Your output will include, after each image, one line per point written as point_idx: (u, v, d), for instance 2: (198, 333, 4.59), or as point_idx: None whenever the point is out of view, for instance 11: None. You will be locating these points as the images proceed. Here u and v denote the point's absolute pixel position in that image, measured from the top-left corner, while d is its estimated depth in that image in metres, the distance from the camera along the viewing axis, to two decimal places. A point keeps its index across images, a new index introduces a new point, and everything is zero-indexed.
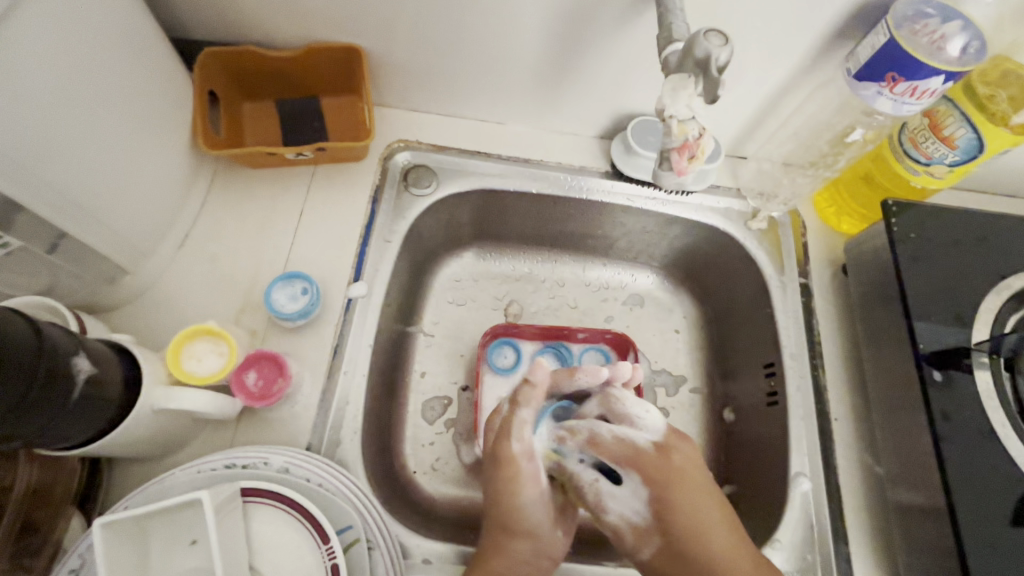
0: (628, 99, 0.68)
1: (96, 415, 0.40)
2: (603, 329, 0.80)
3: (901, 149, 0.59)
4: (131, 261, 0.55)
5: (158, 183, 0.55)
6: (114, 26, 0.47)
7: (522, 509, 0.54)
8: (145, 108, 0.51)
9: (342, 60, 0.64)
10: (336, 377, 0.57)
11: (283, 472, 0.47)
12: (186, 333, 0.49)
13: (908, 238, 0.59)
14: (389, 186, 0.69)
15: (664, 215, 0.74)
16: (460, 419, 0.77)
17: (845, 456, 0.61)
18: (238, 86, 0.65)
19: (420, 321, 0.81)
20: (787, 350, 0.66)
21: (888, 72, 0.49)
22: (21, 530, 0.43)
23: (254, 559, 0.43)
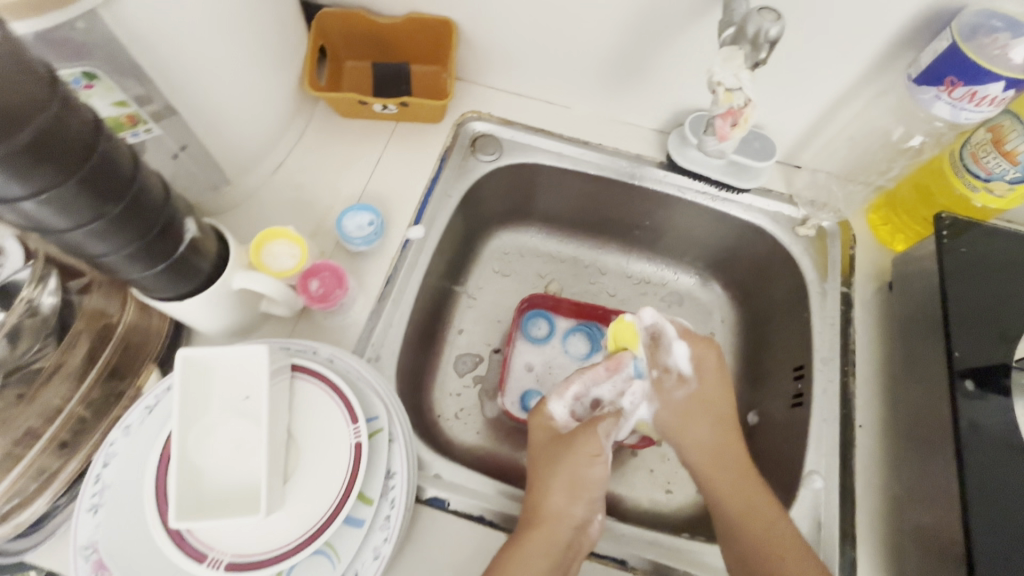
0: (691, 94, 0.71)
1: (190, 274, 0.48)
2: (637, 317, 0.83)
3: (959, 164, 0.59)
4: (234, 175, 0.65)
5: (269, 114, 0.64)
6: None
7: (585, 482, 0.58)
8: (272, 44, 0.61)
9: (435, 31, 0.72)
10: (385, 303, 0.63)
11: (328, 362, 0.53)
12: (269, 233, 0.57)
13: (957, 252, 0.58)
14: (457, 150, 0.76)
15: (713, 211, 0.76)
16: (488, 377, 0.82)
17: (867, 465, 0.60)
18: (344, 47, 0.75)
19: (466, 283, 0.86)
20: (818, 353, 0.66)
21: (947, 77, 0.51)
22: (111, 372, 0.53)
23: (292, 425, 0.48)
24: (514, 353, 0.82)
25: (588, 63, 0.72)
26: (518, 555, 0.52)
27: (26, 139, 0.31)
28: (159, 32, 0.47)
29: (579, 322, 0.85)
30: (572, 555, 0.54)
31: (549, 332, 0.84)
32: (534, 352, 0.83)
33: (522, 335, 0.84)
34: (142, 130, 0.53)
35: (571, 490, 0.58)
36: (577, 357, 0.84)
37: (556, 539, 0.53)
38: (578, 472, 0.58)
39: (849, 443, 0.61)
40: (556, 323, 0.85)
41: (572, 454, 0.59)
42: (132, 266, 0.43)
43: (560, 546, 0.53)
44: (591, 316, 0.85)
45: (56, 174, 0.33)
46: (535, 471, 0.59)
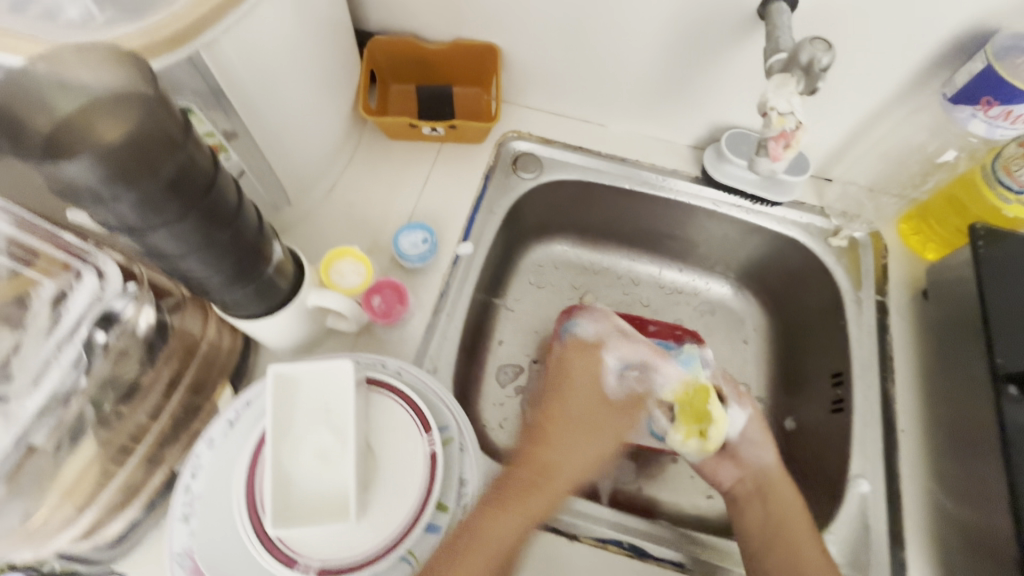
0: (726, 112, 0.74)
1: (270, 293, 0.51)
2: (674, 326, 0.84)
3: (992, 177, 0.62)
4: (294, 197, 0.68)
5: (326, 138, 0.68)
6: (330, 10, 0.60)
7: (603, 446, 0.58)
8: (333, 73, 0.64)
9: (479, 56, 0.76)
10: (440, 317, 0.66)
11: (396, 375, 0.56)
12: (337, 252, 0.60)
13: (993, 259, 0.61)
14: (500, 169, 0.79)
15: (746, 223, 0.79)
16: (529, 387, 0.84)
17: (910, 469, 0.62)
18: (391, 71, 0.78)
19: (505, 295, 0.89)
20: (857, 360, 0.68)
21: (983, 97, 0.53)
22: (195, 388, 0.53)
23: (369, 436, 0.51)
24: None
25: (626, 84, 0.75)
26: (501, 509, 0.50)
27: (168, 175, 0.34)
28: (245, 67, 0.50)
29: None
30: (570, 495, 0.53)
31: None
32: None
33: None
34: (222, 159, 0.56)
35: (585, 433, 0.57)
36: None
37: (552, 492, 0.52)
38: (603, 450, 0.57)
39: (892, 447, 0.63)
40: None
41: (584, 358, 0.64)
42: (229, 288, 0.46)
43: (559, 484, 0.53)
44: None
45: (189, 207, 0.36)
46: (557, 409, 0.59)
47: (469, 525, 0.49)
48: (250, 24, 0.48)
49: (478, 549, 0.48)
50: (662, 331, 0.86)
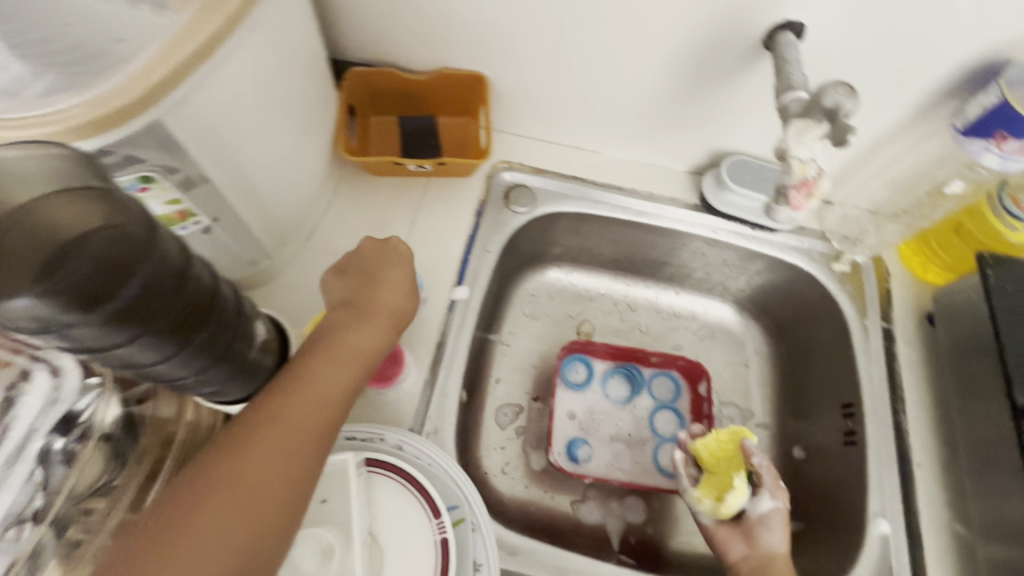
0: (725, 139, 0.72)
1: (254, 375, 0.46)
2: (676, 356, 0.83)
3: (999, 206, 0.60)
4: (272, 249, 0.62)
5: (304, 183, 0.62)
6: (303, 48, 0.55)
7: None
8: (309, 114, 0.59)
9: (466, 85, 0.71)
10: (438, 372, 0.62)
11: (396, 449, 0.52)
12: (326, 313, 0.55)
13: (1004, 290, 0.59)
14: (492, 203, 0.74)
15: (747, 250, 0.77)
16: (531, 427, 0.81)
17: (928, 504, 0.61)
18: (371, 103, 0.73)
19: (500, 330, 0.85)
20: (868, 392, 0.67)
21: (998, 130, 0.52)
22: None
23: (372, 525, 0.46)
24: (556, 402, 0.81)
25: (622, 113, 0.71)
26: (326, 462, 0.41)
27: (133, 294, 0.29)
28: (216, 124, 0.45)
29: (617, 364, 0.84)
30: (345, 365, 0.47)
31: (587, 376, 0.83)
32: (575, 399, 0.82)
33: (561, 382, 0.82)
34: (191, 224, 0.50)
35: None
36: (618, 402, 0.82)
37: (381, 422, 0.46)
38: (405, 276, 0.56)
39: (909, 484, 0.62)
40: (594, 367, 0.84)
41: (388, 261, 0.56)
42: (209, 380, 0.41)
43: (382, 316, 0.52)
44: (629, 357, 0.83)
45: (160, 318, 0.31)
46: (386, 267, 0.56)
47: (262, 406, 0.42)
48: (218, 78, 0.43)
49: (284, 429, 0.41)
50: (665, 361, 0.83)
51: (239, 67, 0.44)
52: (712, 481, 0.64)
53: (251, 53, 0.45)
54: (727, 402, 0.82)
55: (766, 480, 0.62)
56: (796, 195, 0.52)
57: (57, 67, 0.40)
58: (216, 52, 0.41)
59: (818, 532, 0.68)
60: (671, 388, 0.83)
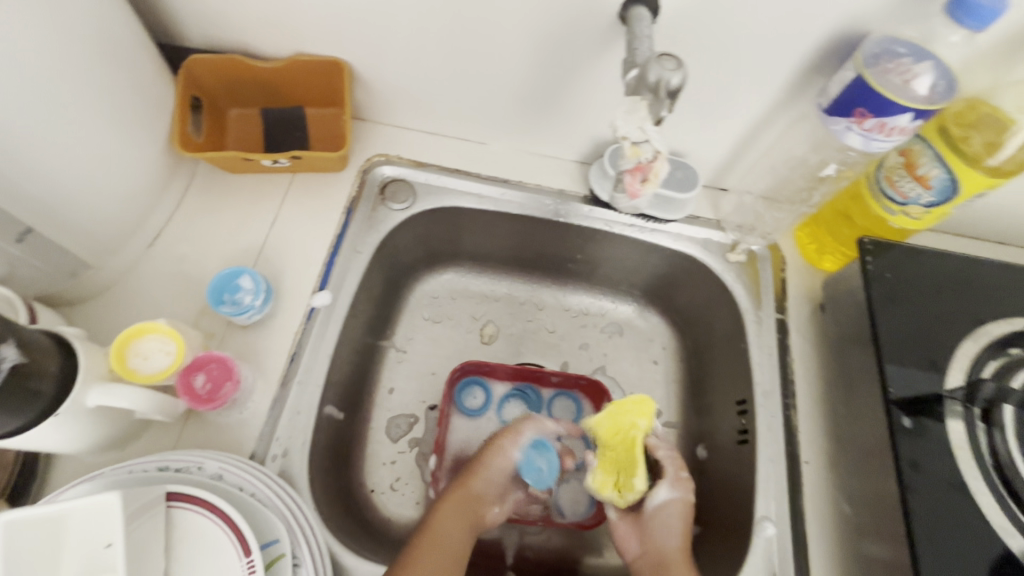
0: (607, 125, 0.68)
1: (21, 407, 0.39)
2: (578, 375, 0.78)
3: (877, 187, 0.57)
4: (96, 256, 0.55)
5: (131, 183, 0.56)
6: (99, 31, 0.49)
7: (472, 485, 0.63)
8: (123, 107, 0.52)
9: (325, 72, 0.65)
10: (290, 387, 0.56)
11: (215, 478, 0.46)
12: (135, 331, 0.49)
13: (882, 277, 0.57)
14: (365, 200, 0.69)
15: (642, 242, 0.73)
16: (426, 439, 0.75)
17: (816, 503, 0.58)
18: (226, 94, 0.67)
19: (394, 336, 0.79)
20: (759, 387, 0.64)
21: (857, 108, 0.49)
22: None
23: (170, 567, 0.41)
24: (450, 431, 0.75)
25: (496, 100, 0.67)
26: (427, 554, 0.54)
27: None
28: None
29: (516, 386, 0.79)
30: (472, 526, 0.60)
31: (484, 402, 0.77)
32: (472, 427, 0.76)
33: (455, 409, 0.76)
34: None
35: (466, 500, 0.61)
36: None
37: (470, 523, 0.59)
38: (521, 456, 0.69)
39: (798, 483, 0.59)
40: (492, 390, 0.78)
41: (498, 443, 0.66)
42: None
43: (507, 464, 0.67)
44: (527, 378, 0.78)
45: None
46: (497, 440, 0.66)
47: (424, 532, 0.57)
48: None
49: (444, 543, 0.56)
50: (566, 381, 0.78)
51: None
52: (610, 467, 0.60)
53: None
54: None
55: (669, 471, 0.61)
56: (632, 180, 0.51)
57: None
58: None
59: (714, 536, 0.65)
60: (573, 409, 0.78)
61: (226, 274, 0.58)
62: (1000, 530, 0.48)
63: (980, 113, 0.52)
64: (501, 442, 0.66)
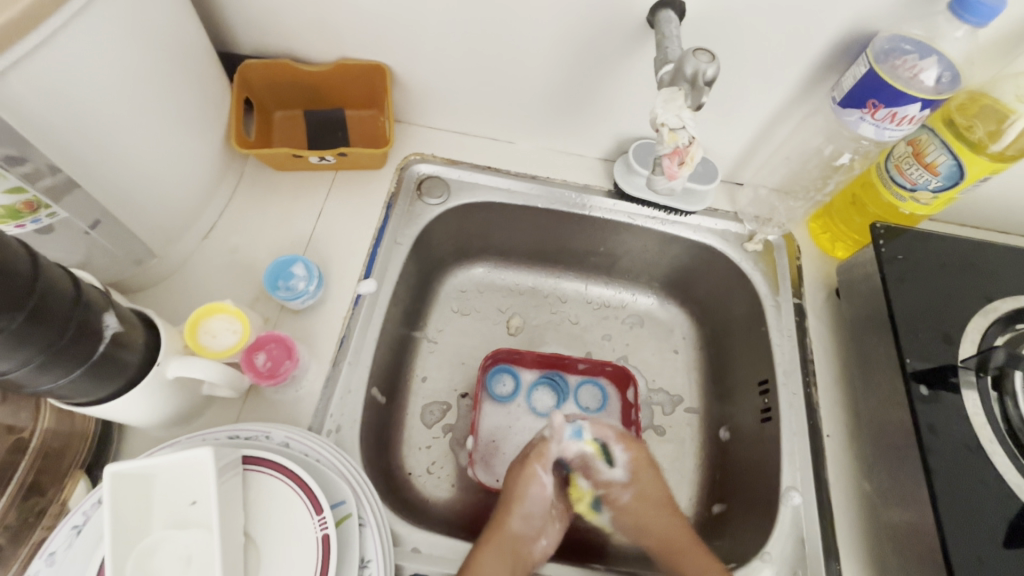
0: (631, 123, 0.72)
1: (115, 373, 0.43)
2: (603, 362, 0.81)
3: (887, 176, 0.61)
4: (159, 246, 0.59)
5: (192, 177, 0.60)
6: (177, 37, 0.53)
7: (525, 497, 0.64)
8: (193, 107, 0.57)
9: (368, 76, 0.70)
10: (341, 368, 0.59)
11: (283, 446, 0.49)
12: (202, 312, 0.53)
13: (894, 259, 0.61)
14: (402, 195, 0.73)
15: (663, 234, 0.77)
16: (459, 425, 0.77)
17: (838, 474, 0.61)
18: (273, 97, 0.71)
19: (425, 327, 0.82)
20: (780, 367, 0.67)
21: (869, 99, 0.53)
22: (27, 489, 0.47)
23: (248, 525, 0.44)
24: (482, 416, 0.78)
25: (526, 100, 0.71)
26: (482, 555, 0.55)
27: None
28: (47, 104, 0.42)
29: (544, 373, 0.82)
30: (518, 567, 0.58)
31: (513, 389, 0.81)
32: (503, 413, 0.79)
33: (487, 395, 0.79)
34: (43, 216, 0.47)
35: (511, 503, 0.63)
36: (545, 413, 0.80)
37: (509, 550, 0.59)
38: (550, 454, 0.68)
39: (820, 455, 0.62)
40: (521, 377, 0.81)
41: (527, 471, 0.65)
42: (41, 376, 0.38)
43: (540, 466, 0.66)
44: (554, 366, 0.82)
45: None
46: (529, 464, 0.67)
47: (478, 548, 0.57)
48: (49, 56, 0.41)
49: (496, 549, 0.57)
50: (592, 368, 0.81)
51: (77, 46, 0.42)
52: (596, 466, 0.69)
53: (94, 33, 0.43)
54: (655, 388, 0.82)
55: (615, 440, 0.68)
56: (671, 164, 0.53)
57: None
58: (34, 29, 0.39)
59: (741, 511, 0.67)
60: (599, 395, 0.81)
61: (279, 262, 0.61)
62: (1015, 489, 0.51)
63: (982, 105, 0.57)
64: (538, 456, 0.67)
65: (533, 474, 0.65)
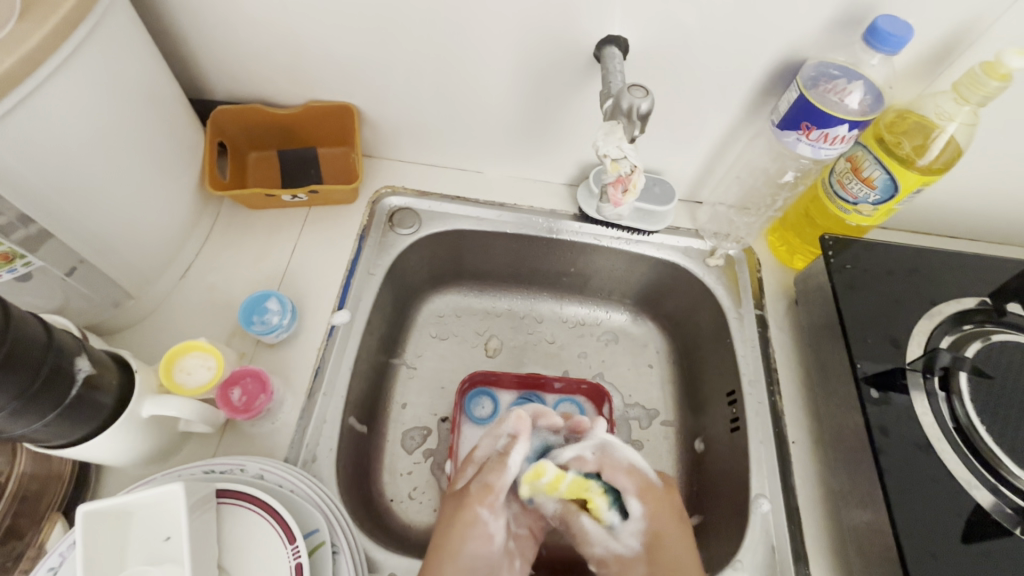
0: (591, 149, 0.76)
1: (89, 415, 0.45)
2: (579, 379, 0.82)
3: (831, 191, 0.65)
4: (136, 287, 0.61)
5: (168, 220, 0.62)
6: (150, 90, 0.56)
7: (465, 558, 0.55)
8: (166, 154, 0.59)
9: (337, 116, 0.73)
10: (316, 399, 0.61)
11: (258, 478, 0.51)
12: (179, 349, 0.55)
13: (843, 269, 0.65)
14: (375, 227, 0.75)
15: (629, 253, 0.80)
16: (439, 449, 0.78)
17: (805, 479, 0.63)
18: (247, 140, 0.74)
19: (403, 353, 0.84)
20: (745, 377, 0.70)
21: (803, 122, 0.57)
22: (6, 533, 0.47)
23: (223, 559, 0.45)
24: (462, 439, 0.78)
25: (490, 132, 0.75)
26: None
27: None
28: (25, 161, 0.45)
29: (522, 394, 0.83)
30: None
31: (493, 411, 0.81)
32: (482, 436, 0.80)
33: (466, 418, 0.80)
34: (20, 265, 0.49)
35: (447, 562, 0.54)
36: None
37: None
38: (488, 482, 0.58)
39: (787, 461, 0.64)
40: (500, 399, 0.82)
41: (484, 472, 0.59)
42: (15, 422, 0.39)
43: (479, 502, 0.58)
44: (533, 386, 0.82)
45: None
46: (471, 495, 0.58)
47: None
48: (26, 117, 0.43)
49: None
50: (569, 386, 0.82)
51: (52, 106, 0.45)
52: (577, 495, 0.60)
53: (68, 92, 0.46)
54: (631, 404, 0.84)
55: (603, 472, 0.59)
56: (615, 192, 0.58)
57: None
58: (9, 94, 0.42)
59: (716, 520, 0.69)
60: (576, 414, 0.82)
61: (255, 297, 0.63)
62: (966, 484, 0.53)
63: (910, 122, 0.60)
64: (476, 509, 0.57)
65: (475, 518, 0.57)
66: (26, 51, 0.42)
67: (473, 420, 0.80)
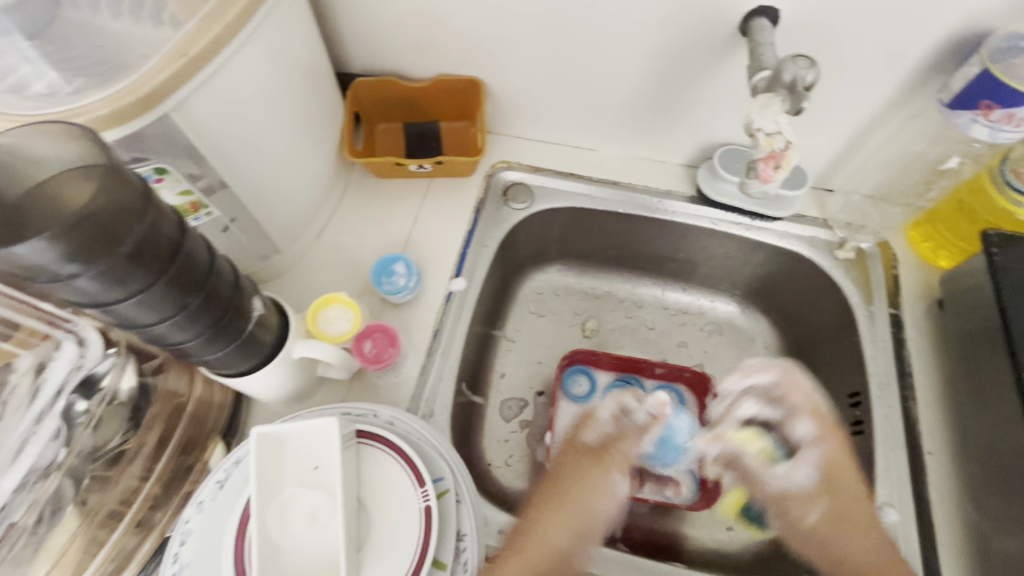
0: (719, 130, 0.73)
1: (257, 349, 0.50)
2: (681, 367, 0.81)
3: (1003, 180, 0.60)
4: (282, 243, 0.67)
5: (312, 182, 0.67)
6: (308, 59, 0.60)
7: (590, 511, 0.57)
8: (316, 120, 0.64)
9: (462, 90, 0.75)
10: (434, 358, 0.64)
11: (388, 424, 0.55)
12: (324, 299, 0.60)
13: (1010, 269, 0.57)
14: (490, 201, 0.77)
15: (747, 240, 0.76)
16: (536, 422, 0.79)
17: (938, 492, 0.58)
18: (377, 112, 0.78)
19: (505, 326, 0.85)
20: (875, 379, 0.65)
21: (982, 101, 0.52)
22: (181, 448, 0.53)
23: (360, 493, 0.49)
24: (559, 414, 0.79)
25: (614, 108, 0.74)
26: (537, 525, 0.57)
27: (134, 241, 0.34)
28: (219, 125, 0.50)
29: (620, 376, 0.82)
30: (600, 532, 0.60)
31: (590, 389, 0.81)
32: (578, 412, 0.80)
33: (563, 394, 0.80)
34: (204, 214, 0.55)
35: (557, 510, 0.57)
36: None
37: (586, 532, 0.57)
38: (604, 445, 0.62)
39: (920, 473, 0.59)
40: (597, 379, 0.82)
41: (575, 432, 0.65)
42: (206, 347, 0.45)
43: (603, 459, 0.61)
44: (631, 369, 0.81)
45: (148, 275, 0.36)
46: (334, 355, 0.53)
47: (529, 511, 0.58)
48: (220, 83, 0.48)
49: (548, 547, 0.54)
50: (670, 373, 0.81)
51: (240, 69, 0.50)
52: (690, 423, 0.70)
53: (252, 57, 0.51)
54: None
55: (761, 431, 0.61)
56: (765, 169, 0.56)
57: (83, 73, 0.45)
58: (213, 60, 0.47)
59: None
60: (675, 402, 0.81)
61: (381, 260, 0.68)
62: None
63: None
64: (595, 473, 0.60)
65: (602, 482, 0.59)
66: (229, 22, 0.46)
67: (571, 397, 0.80)
